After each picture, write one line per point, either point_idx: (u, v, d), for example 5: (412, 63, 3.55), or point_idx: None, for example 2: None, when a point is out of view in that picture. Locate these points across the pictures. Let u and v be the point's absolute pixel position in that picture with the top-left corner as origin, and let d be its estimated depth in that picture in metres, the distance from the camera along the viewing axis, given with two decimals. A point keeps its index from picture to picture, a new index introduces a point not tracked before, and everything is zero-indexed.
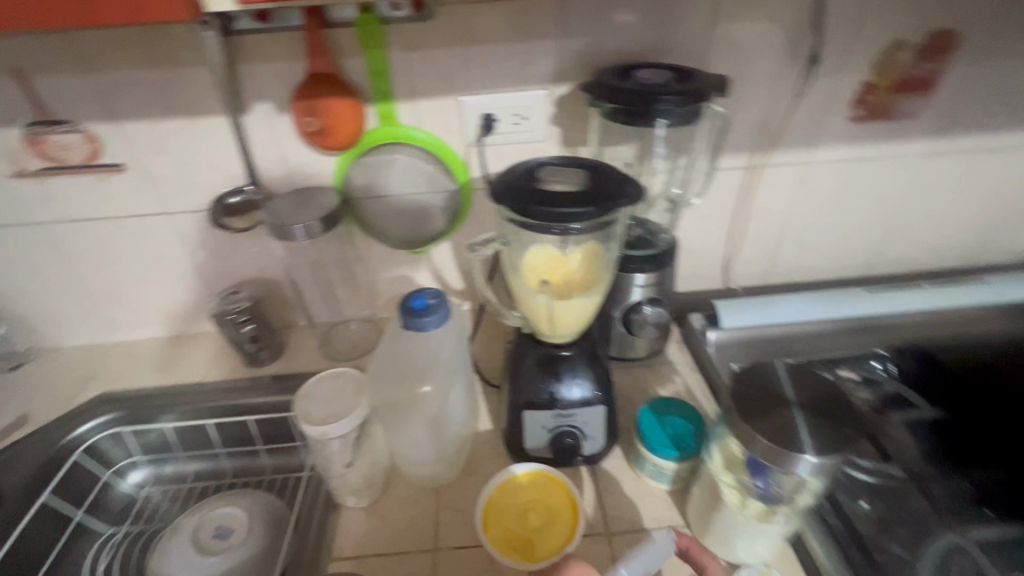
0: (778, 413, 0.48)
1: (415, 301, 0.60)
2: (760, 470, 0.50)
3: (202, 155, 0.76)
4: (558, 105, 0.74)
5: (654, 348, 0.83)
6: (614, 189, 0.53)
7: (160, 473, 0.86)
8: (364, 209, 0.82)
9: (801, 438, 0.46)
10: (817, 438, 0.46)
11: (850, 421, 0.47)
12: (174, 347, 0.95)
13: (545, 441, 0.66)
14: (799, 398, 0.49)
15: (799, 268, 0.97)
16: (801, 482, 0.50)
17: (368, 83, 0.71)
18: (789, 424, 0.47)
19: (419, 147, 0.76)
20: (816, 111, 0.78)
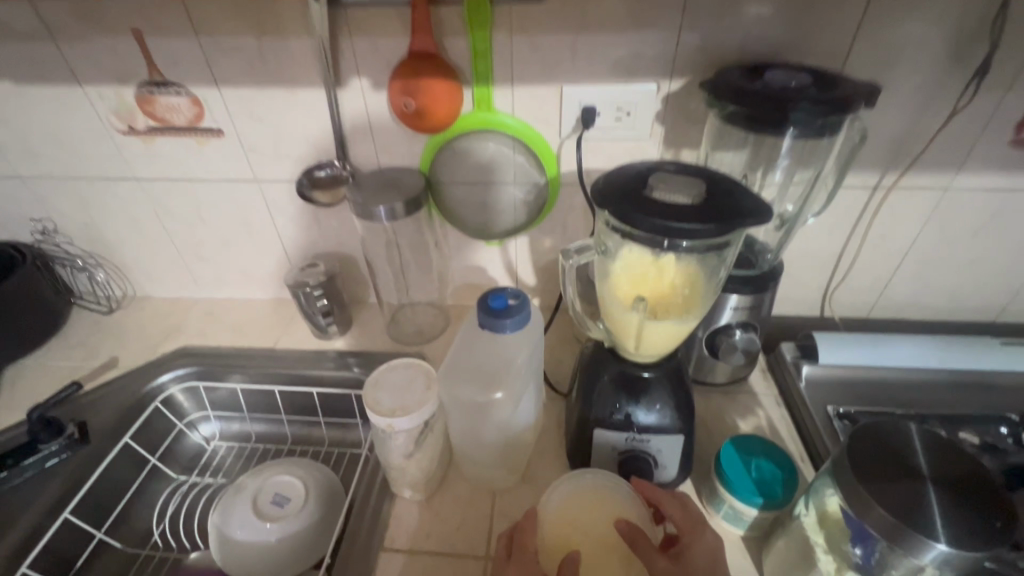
0: (905, 486, 0.41)
1: (494, 301, 0.58)
2: (867, 542, 0.44)
3: (296, 127, 0.76)
4: (667, 103, 0.68)
5: (737, 375, 0.76)
6: (735, 206, 0.47)
7: (227, 429, 0.90)
8: (446, 194, 0.80)
9: (934, 522, 0.39)
10: (954, 526, 0.39)
11: (998, 511, 0.39)
12: (250, 309, 0.98)
13: (612, 462, 0.62)
14: (933, 473, 0.42)
15: (911, 305, 0.86)
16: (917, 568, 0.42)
17: (468, 65, 0.67)
18: (918, 501, 0.40)
19: (511, 136, 0.73)
20: (969, 130, 0.67)
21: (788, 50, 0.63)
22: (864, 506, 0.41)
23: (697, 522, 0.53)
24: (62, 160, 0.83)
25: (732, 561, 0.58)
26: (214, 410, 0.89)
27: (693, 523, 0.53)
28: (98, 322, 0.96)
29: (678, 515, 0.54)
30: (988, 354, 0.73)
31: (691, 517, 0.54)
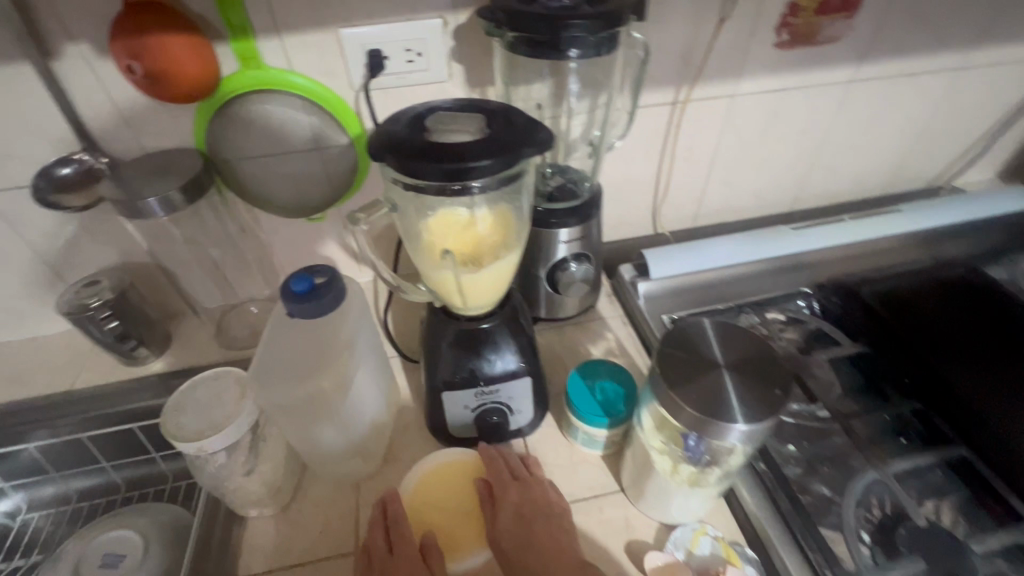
0: (706, 378, 0.44)
1: (296, 284, 0.51)
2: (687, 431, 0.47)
3: (10, 116, 0.60)
4: (458, 38, 0.64)
5: (584, 305, 0.79)
6: (518, 136, 0.45)
7: (36, 497, 0.75)
8: (241, 172, 0.70)
9: (731, 405, 0.42)
10: (747, 403, 0.42)
11: (780, 380, 0.44)
12: (32, 352, 0.80)
13: (470, 420, 0.61)
14: (729, 360, 0.45)
15: (726, 209, 0.95)
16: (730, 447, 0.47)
17: (215, 14, 0.57)
18: (717, 389, 0.43)
19: (295, 94, 0.64)
20: (741, 36, 0.72)
21: None
22: (676, 407, 0.43)
23: (510, 481, 0.55)
24: None
25: (595, 481, 0.61)
26: (8, 481, 0.73)
27: (506, 481, 0.55)
28: None
29: (492, 477, 0.56)
30: (790, 240, 0.82)
31: (508, 474, 0.56)
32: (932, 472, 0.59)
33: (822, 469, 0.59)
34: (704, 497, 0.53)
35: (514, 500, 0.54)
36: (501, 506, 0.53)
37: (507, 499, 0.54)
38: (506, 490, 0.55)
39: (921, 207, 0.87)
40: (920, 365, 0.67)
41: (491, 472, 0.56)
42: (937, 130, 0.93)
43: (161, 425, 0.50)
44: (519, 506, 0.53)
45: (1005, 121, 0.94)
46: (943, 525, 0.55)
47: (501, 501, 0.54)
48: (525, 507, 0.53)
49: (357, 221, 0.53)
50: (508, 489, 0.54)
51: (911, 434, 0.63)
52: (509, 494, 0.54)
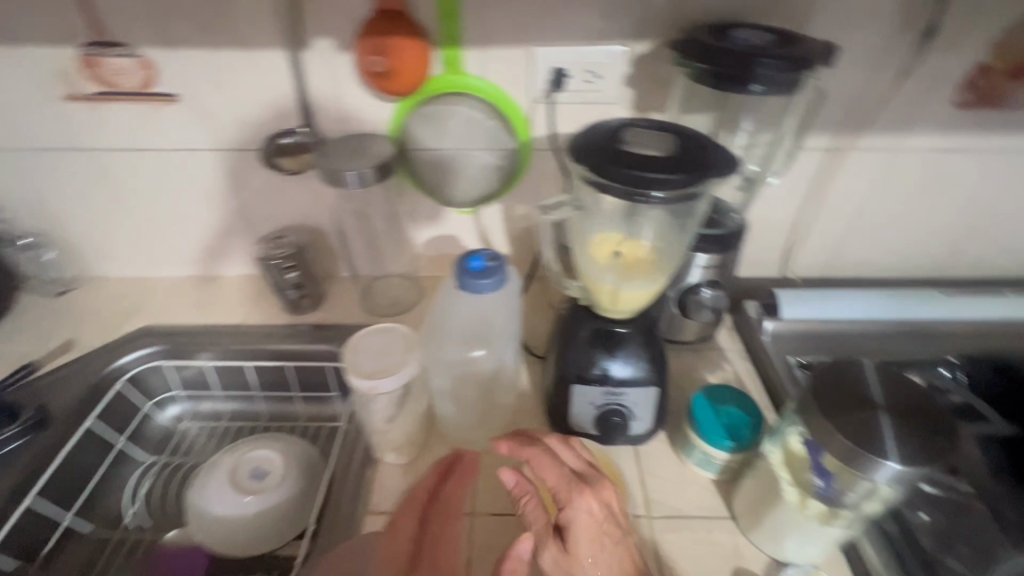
0: (861, 414, 0.44)
1: (471, 262, 0.58)
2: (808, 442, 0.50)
3: (258, 91, 0.73)
4: (636, 65, 0.69)
5: (705, 333, 0.80)
6: (706, 160, 0.48)
7: (197, 409, 0.87)
8: (417, 161, 0.79)
9: (887, 444, 0.42)
10: (905, 446, 0.42)
11: (942, 431, 0.43)
12: (215, 287, 0.94)
13: (591, 417, 0.64)
14: (887, 402, 0.45)
15: (864, 265, 0.91)
16: (870, 490, 0.47)
17: (437, 25, 0.66)
18: (872, 426, 0.43)
19: (483, 100, 0.72)
20: (919, 92, 0.71)
21: (752, 12, 0.65)
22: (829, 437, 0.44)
23: (576, 489, 0.53)
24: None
25: (705, 503, 0.62)
26: (181, 390, 0.86)
27: (573, 488, 0.53)
28: (48, 304, 0.91)
29: (557, 482, 0.53)
30: (935, 304, 0.79)
31: (575, 482, 0.53)
32: None
33: (958, 545, 0.56)
34: (827, 538, 0.53)
35: (591, 512, 0.52)
36: (575, 520, 0.51)
37: (581, 509, 0.52)
38: (580, 501, 0.52)
39: None
40: None
41: (551, 474, 0.54)
42: None
43: (342, 361, 0.58)
44: (599, 520, 0.52)
45: None
46: None
47: (575, 513, 0.51)
48: (602, 519, 0.52)
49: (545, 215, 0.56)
50: (581, 497, 0.52)
51: None
52: (583, 504, 0.52)
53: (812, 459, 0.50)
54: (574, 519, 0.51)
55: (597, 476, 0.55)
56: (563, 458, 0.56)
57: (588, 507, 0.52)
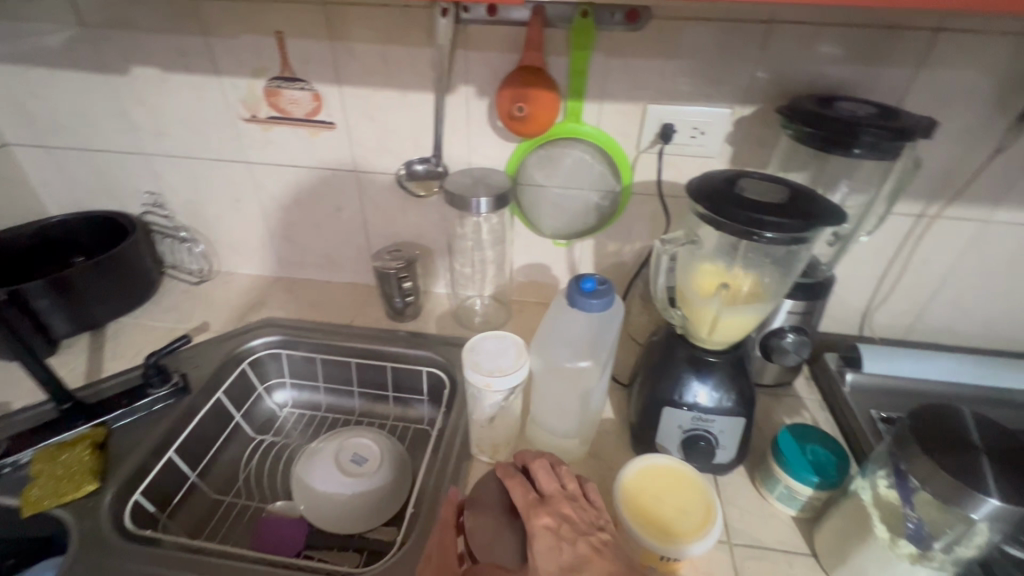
0: (960, 454, 0.47)
1: (584, 283, 0.65)
2: (902, 479, 0.52)
3: (402, 125, 0.85)
4: (738, 126, 0.77)
5: (784, 378, 0.83)
6: (817, 210, 0.54)
7: (299, 398, 0.96)
8: (526, 194, 0.89)
9: (987, 482, 0.45)
10: (1004, 486, 0.45)
11: None
12: (327, 290, 1.06)
13: (677, 440, 0.68)
14: (986, 445, 0.48)
15: (946, 331, 0.93)
16: (965, 532, 0.49)
17: (566, 81, 0.77)
18: (972, 466, 0.46)
19: (596, 146, 0.82)
20: (1012, 169, 0.75)
21: (852, 87, 0.72)
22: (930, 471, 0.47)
23: (530, 509, 0.57)
24: (184, 140, 0.93)
25: (786, 538, 0.63)
26: (291, 378, 0.96)
27: (527, 513, 0.57)
28: (188, 290, 1.05)
29: (519, 504, 0.58)
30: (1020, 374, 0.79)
31: (529, 503, 0.58)
32: None
33: None
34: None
35: (547, 527, 0.55)
36: (537, 539, 0.54)
37: (539, 528, 0.55)
38: (534, 522, 0.56)
39: None
40: None
41: (517, 496, 0.59)
42: None
43: (462, 358, 0.65)
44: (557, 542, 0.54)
45: None
46: None
47: (534, 532, 0.55)
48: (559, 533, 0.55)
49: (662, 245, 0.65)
50: (536, 515, 0.56)
51: None
52: (537, 522, 0.56)
53: (898, 494, 0.53)
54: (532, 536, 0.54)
55: (581, 502, 0.59)
56: (539, 481, 0.61)
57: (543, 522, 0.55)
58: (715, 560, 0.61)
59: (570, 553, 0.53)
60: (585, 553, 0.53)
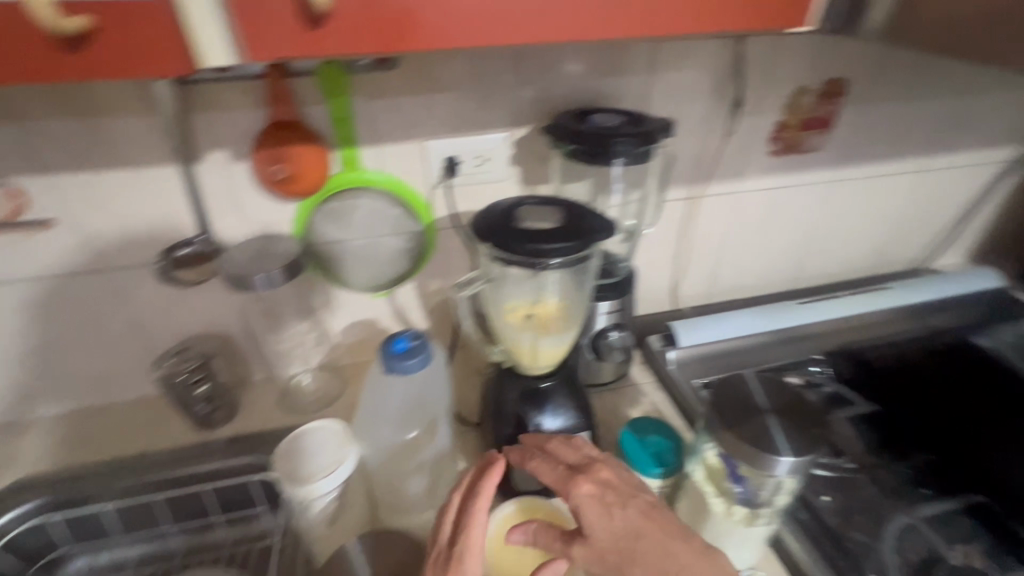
0: (755, 421, 0.52)
1: (395, 345, 0.60)
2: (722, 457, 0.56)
3: (148, 207, 0.71)
4: (517, 147, 0.78)
5: (620, 372, 0.87)
6: (590, 225, 0.56)
7: (94, 563, 0.75)
8: (325, 254, 0.80)
9: (777, 440, 0.50)
10: (792, 440, 0.50)
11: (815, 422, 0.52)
12: (108, 416, 0.85)
13: (533, 474, 0.66)
14: (772, 406, 0.54)
15: (736, 288, 1.07)
16: (778, 484, 0.54)
17: (331, 129, 0.71)
18: (765, 429, 0.52)
19: (386, 192, 0.77)
20: (741, 146, 0.88)
21: (602, 97, 0.77)
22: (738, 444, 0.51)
23: (564, 479, 0.54)
24: None
25: None
26: (74, 544, 0.74)
27: (565, 485, 0.54)
28: None
29: (549, 479, 0.55)
30: (793, 312, 0.93)
31: (562, 475, 0.54)
32: (957, 517, 0.64)
33: (858, 518, 0.64)
34: (759, 540, 0.58)
35: (589, 494, 0.52)
36: (585, 508, 0.52)
37: (581, 497, 0.53)
38: (575, 491, 0.53)
39: (915, 284, 1.00)
40: (921, 415, 0.76)
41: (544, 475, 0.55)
42: (908, 221, 1.09)
43: (274, 472, 0.56)
44: (598, 506, 0.52)
45: (964, 211, 1.11)
46: (974, 565, 0.59)
47: (578, 503, 0.52)
48: (604, 501, 0.52)
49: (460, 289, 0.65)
50: (577, 485, 0.53)
51: (931, 482, 0.69)
52: (578, 489, 0.53)
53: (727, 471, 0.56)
54: (579, 507, 0.52)
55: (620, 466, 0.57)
56: (562, 454, 0.58)
57: (587, 490, 0.53)
58: None
59: (616, 516, 0.52)
60: (639, 521, 0.51)
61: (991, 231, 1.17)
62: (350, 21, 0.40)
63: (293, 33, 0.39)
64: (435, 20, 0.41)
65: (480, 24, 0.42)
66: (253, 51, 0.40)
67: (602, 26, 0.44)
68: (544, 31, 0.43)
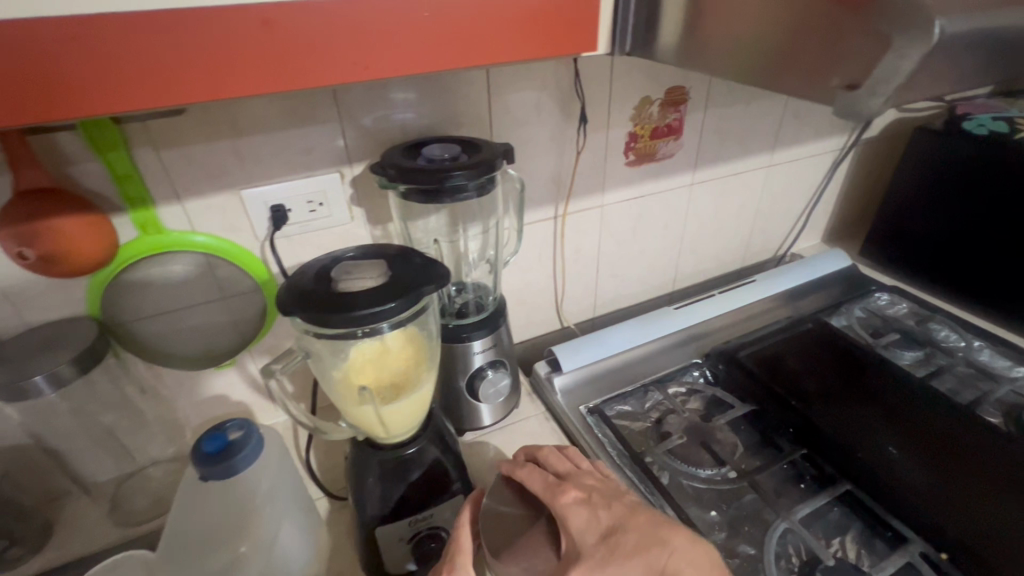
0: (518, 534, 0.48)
1: (210, 444, 0.50)
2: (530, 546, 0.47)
3: None
4: (356, 185, 0.71)
5: (507, 409, 0.81)
6: (420, 276, 0.50)
7: None
8: (135, 334, 0.68)
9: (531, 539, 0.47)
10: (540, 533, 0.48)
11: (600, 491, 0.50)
12: None
13: (406, 552, 0.59)
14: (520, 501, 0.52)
15: (619, 297, 1.07)
16: None
17: (113, 190, 0.59)
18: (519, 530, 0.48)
19: (202, 253, 0.66)
20: (596, 160, 0.87)
21: (442, 124, 0.72)
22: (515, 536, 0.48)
23: (547, 489, 0.50)
24: None
25: None
26: None
27: (550, 496, 0.49)
28: None
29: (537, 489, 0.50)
30: (674, 317, 0.93)
31: (550, 486, 0.50)
32: (830, 511, 0.66)
33: (745, 529, 0.64)
34: None
35: (576, 498, 0.48)
36: (572, 518, 0.46)
37: (568, 503, 0.48)
38: (561, 503, 0.48)
39: (778, 271, 1.05)
40: (796, 400, 0.76)
41: (534, 481, 0.51)
42: (765, 212, 1.15)
43: None
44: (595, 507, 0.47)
45: (814, 197, 1.18)
46: (849, 560, 0.60)
47: (561, 509, 0.47)
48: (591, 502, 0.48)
49: (272, 374, 0.52)
50: (561, 492, 0.49)
51: (806, 476, 0.70)
52: (567, 499, 0.48)
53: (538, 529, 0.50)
54: (565, 517, 0.47)
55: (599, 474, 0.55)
56: (550, 465, 0.55)
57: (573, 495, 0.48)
58: None
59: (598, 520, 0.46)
60: (621, 519, 0.46)
61: (838, 213, 1.26)
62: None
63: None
64: (94, 74, 0.30)
65: (170, 75, 0.32)
66: None
67: (353, 72, 0.36)
68: (273, 83, 0.34)
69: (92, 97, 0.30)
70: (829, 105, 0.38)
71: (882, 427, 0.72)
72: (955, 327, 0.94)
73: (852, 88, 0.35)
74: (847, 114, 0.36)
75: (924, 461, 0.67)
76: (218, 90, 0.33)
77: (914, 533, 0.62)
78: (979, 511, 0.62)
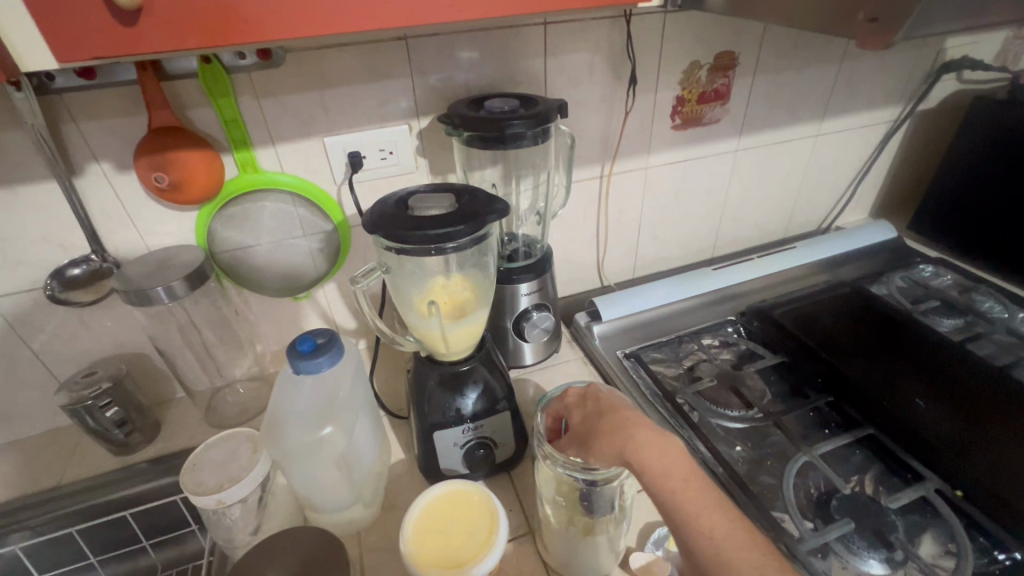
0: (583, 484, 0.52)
1: (302, 344, 0.58)
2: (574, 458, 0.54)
3: (30, 228, 0.67)
4: (421, 138, 0.79)
5: (548, 351, 0.87)
6: (482, 208, 0.57)
7: None
8: (231, 262, 0.79)
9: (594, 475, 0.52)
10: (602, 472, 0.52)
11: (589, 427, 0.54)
12: (10, 457, 0.79)
13: (458, 457, 0.66)
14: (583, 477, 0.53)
15: (658, 260, 1.11)
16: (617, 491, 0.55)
17: (221, 132, 0.69)
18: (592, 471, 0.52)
19: (289, 192, 0.75)
20: (644, 121, 0.91)
21: (501, 82, 0.78)
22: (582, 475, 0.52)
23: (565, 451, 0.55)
24: None
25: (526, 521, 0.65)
26: None
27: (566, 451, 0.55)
28: None
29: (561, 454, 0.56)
30: (711, 277, 0.97)
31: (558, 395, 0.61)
32: (852, 452, 0.70)
33: (768, 463, 0.69)
34: (603, 548, 0.57)
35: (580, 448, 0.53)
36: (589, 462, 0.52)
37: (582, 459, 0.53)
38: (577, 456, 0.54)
39: (819, 239, 1.06)
40: (826, 354, 0.80)
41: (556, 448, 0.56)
42: (812, 182, 1.16)
43: (181, 485, 0.56)
44: (583, 404, 0.57)
45: (862, 169, 1.18)
46: (866, 493, 0.65)
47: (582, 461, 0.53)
48: (587, 401, 0.57)
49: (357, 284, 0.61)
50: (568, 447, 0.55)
51: (832, 422, 0.74)
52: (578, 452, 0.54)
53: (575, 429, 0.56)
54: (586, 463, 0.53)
55: (581, 409, 0.57)
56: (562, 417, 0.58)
57: (574, 394, 0.59)
58: (523, 561, 0.61)
59: (578, 412, 0.57)
60: (604, 438, 0.51)
61: (887, 187, 1.25)
62: (164, 12, 0.39)
63: (100, 21, 0.38)
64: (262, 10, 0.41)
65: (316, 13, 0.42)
66: (75, 51, 0.39)
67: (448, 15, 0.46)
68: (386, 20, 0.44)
69: (250, 25, 0.41)
70: (853, 35, 0.48)
71: (910, 380, 0.75)
72: (999, 299, 0.94)
73: (872, 20, 0.46)
74: (872, 40, 0.46)
75: (950, 413, 0.70)
76: (343, 27, 0.44)
77: (931, 472, 0.66)
78: (1002, 456, 0.64)
